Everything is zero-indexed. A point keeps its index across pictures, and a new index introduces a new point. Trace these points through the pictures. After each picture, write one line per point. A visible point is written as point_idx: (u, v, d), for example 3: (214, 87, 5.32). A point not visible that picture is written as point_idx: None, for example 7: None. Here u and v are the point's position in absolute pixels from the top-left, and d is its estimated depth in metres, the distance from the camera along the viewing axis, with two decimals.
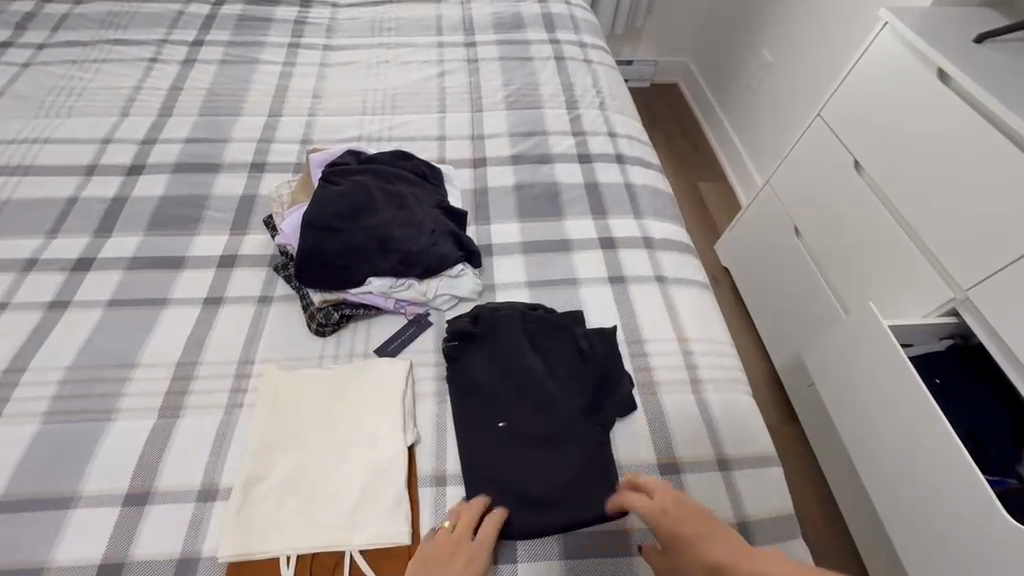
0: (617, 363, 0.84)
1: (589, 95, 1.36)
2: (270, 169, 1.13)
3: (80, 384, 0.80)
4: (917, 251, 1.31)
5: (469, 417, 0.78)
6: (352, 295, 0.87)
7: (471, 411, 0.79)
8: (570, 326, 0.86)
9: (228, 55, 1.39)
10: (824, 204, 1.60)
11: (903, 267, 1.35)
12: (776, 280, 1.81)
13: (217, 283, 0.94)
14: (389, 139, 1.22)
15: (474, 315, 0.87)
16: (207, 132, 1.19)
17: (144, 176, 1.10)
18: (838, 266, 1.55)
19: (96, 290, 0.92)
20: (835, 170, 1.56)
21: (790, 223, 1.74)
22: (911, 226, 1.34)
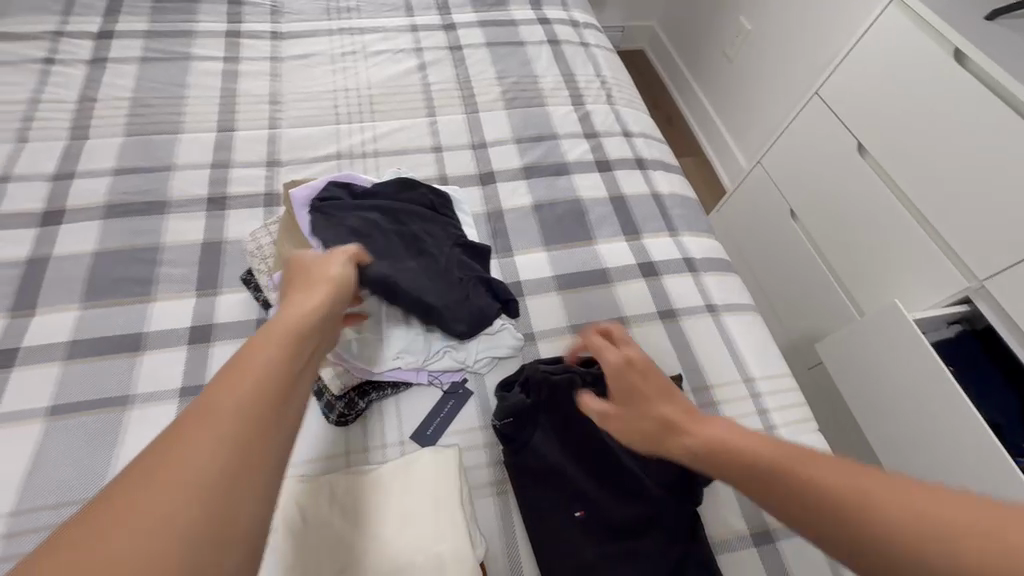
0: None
1: (595, 87, 1.21)
2: (234, 205, 0.92)
3: (30, 534, 0.61)
4: (929, 241, 1.29)
5: (539, 513, 0.67)
6: (378, 373, 0.73)
7: (541, 505, 0.67)
8: None
9: (150, 51, 1.11)
10: (824, 187, 1.55)
11: (912, 256, 1.33)
12: (774, 263, 1.77)
13: (194, 366, 0.75)
14: (376, 154, 1.02)
15: (524, 381, 0.74)
16: (141, 158, 0.95)
17: (68, 226, 0.86)
18: (841, 250, 1.53)
19: (29, 393, 0.71)
20: (836, 152, 1.51)
21: (787, 206, 1.70)
22: (921, 214, 1.31)
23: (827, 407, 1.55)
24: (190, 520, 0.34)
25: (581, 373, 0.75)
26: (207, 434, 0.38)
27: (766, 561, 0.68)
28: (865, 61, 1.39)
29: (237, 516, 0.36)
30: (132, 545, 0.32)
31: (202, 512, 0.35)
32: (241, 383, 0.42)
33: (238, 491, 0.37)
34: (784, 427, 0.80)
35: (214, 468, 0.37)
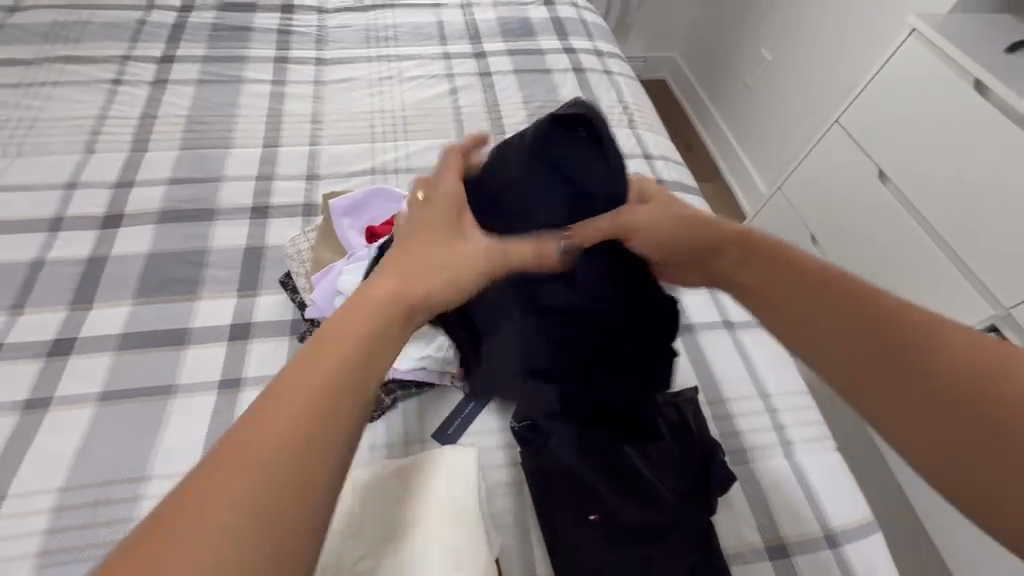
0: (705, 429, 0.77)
1: (617, 112, 1.26)
2: (275, 214, 0.98)
3: (79, 509, 0.65)
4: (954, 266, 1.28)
5: (556, 514, 0.68)
6: (405, 373, 0.76)
7: (558, 506, 0.68)
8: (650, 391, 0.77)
9: (206, 74, 1.21)
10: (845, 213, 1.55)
11: (936, 282, 1.32)
12: None
13: (233, 361, 0.80)
14: (408, 170, 1.09)
15: None
16: (194, 169, 1.03)
17: (126, 229, 0.93)
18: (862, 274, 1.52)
19: (83, 379, 0.76)
20: (857, 179, 1.52)
21: (807, 232, 1.70)
22: (944, 239, 1.30)
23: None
24: (267, 496, 0.38)
25: None
26: (290, 415, 0.42)
27: (779, 574, 0.68)
28: (884, 90, 1.42)
29: (309, 492, 0.39)
30: (224, 509, 0.37)
31: (279, 474, 0.39)
32: (326, 361, 0.45)
33: (305, 473, 0.40)
34: (800, 442, 0.80)
35: (288, 449, 0.40)
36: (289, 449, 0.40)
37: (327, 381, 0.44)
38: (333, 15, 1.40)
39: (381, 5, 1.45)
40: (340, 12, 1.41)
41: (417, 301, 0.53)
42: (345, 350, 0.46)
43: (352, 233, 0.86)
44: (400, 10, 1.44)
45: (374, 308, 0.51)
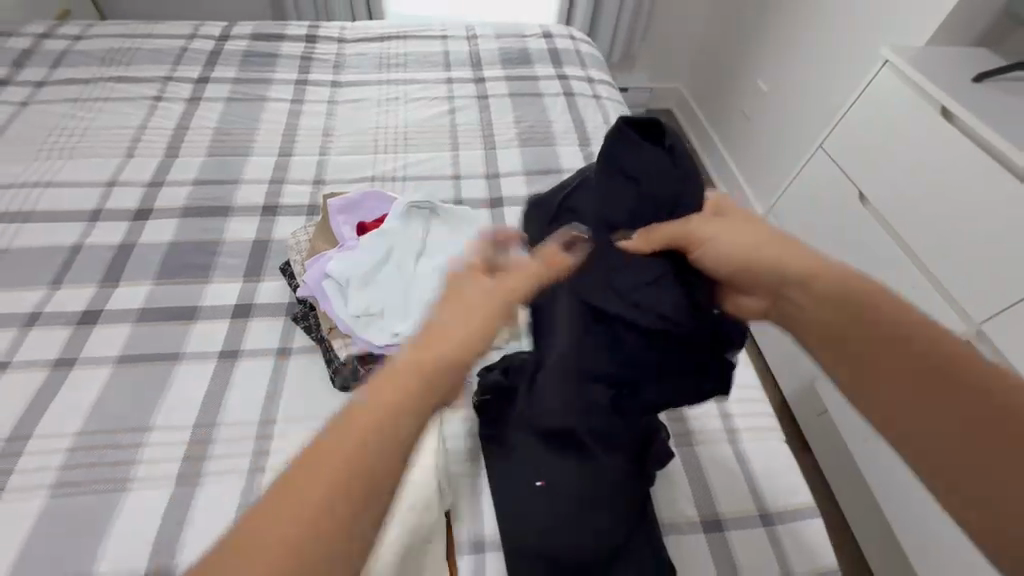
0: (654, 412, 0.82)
1: (601, 132, 1.37)
2: (283, 213, 1.10)
3: (90, 451, 0.75)
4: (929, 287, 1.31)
5: (504, 478, 0.74)
6: (379, 348, 0.83)
7: (506, 472, 0.74)
8: None
9: (235, 93, 1.37)
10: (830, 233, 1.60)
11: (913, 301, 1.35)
12: None
13: (233, 335, 0.91)
14: (404, 178, 1.20)
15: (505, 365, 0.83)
16: (216, 173, 1.16)
17: (153, 221, 1.06)
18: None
19: (105, 344, 0.88)
20: None
21: None
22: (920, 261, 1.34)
23: (833, 453, 1.53)
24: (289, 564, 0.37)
25: None
26: (324, 477, 0.40)
27: (711, 546, 0.74)
28: (861, 117, 1.48)
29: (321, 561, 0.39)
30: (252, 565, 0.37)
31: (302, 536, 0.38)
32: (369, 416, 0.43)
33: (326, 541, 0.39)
34: (744, 431, 0.85)
35: (313, 516, 0.39)
36: (320, 510, 0.39)
37: (356, 448, 0.41)
38: (351, 44, 1.57)
39: (394, 36, 1.61)
40: (358, 42, 1.58)
41: (446, 359, 0.47)
42: (394, 405, 0.44)
43: (345, 228, 0.96)
44: (411, 40, 1.60)
45: (401, 374, 0.46)
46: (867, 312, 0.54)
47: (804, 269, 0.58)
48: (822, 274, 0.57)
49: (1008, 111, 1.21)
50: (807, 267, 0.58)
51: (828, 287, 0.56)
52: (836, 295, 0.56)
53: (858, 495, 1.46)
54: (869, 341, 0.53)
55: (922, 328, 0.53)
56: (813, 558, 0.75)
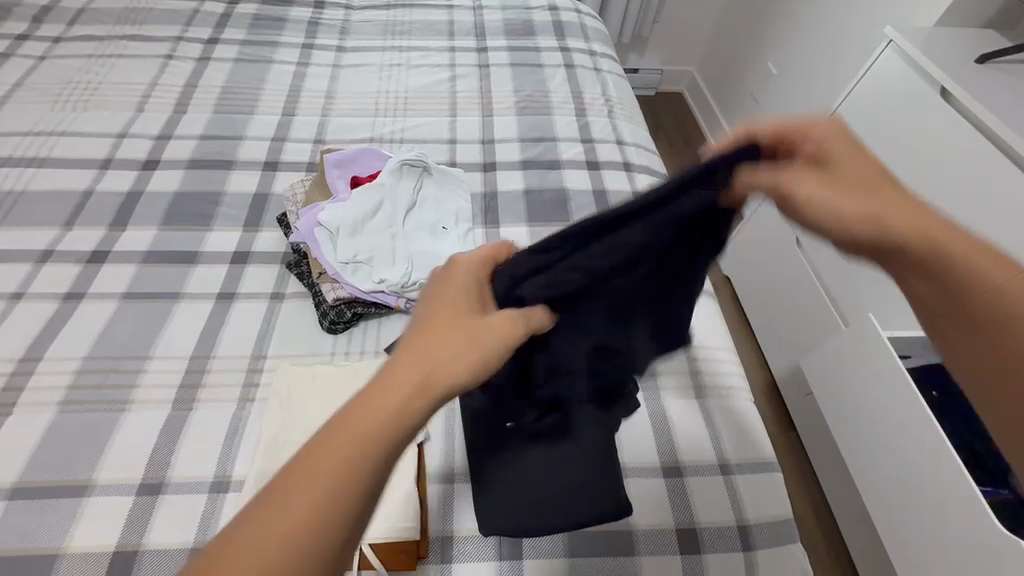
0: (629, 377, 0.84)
1: (599, 104, 1.38)
2: (283, 169, 1.15)
3: (93, 375, 0.81)
4: None
5: None
6: (364, 294, 0.88)
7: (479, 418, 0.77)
8: None
9: (242, 54, 1.40)
10: None
11: None
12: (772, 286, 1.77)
13: (230, 280, 0.96)
14: (401, 141, 1.23)
15: None
16: (220, 129, 1.21)
17: (159, 172, 1.12)
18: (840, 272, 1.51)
19: (112, 282, 0.93)
20: None
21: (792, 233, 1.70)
22: None
23: (818, 433, 1.54)
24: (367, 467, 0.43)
25: None
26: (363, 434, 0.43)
27: (670, 490, 0.77)
28: (864, 96, 1.46)
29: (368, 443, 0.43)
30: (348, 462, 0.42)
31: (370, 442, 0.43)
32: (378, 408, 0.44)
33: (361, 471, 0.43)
34: (713, 388, 0.89)
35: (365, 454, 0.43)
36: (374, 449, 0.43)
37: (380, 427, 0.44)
38: (357, 10, 1.59)
39: (400, 4, 1.63)
40: (364, 9, 1.60)
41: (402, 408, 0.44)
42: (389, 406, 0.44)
43: (339, 182, 1.01)
44: (416, 8, 1.62)
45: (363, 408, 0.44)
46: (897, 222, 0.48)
47: (818, 216, 0.49)
48: (840, 196, 0.49)
49: (1008, 91, 1.19)
50: (824, 224, 0.49)
51: (856, 214, 0.48)
52: (822, 219, 0.49)
53: (840, 477, 1.46)
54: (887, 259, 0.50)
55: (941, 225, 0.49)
56: (766, 505, 0.78)
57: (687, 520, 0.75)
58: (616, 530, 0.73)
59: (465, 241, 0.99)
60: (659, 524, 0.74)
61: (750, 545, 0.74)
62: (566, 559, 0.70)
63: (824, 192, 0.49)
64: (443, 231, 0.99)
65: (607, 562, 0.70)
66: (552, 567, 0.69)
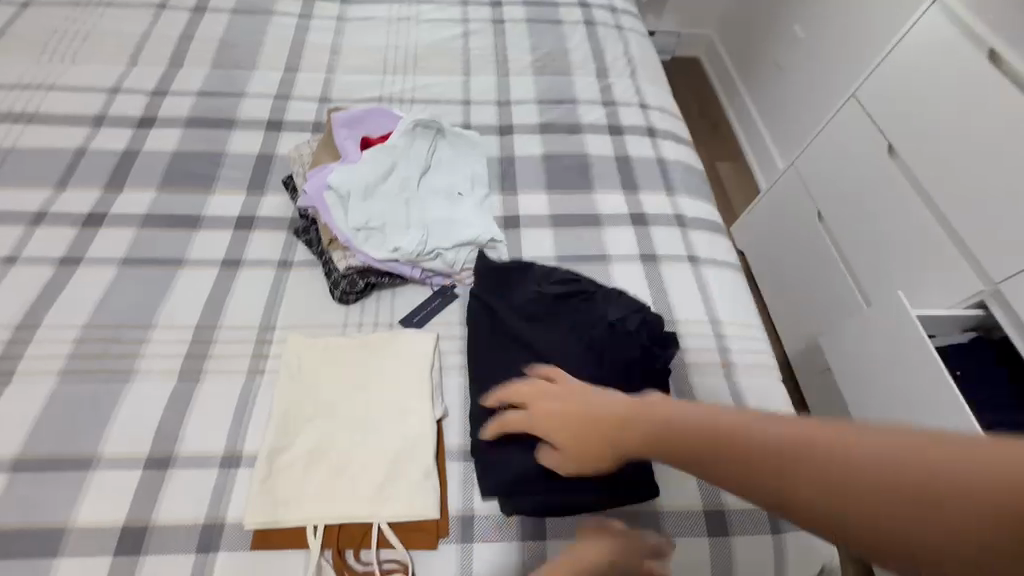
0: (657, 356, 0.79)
1: (621, 64, 1.30)
2: (287, 129, 1.08)
3: (94, 344, 0.77)
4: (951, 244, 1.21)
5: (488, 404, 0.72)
6: (378, 263, 0.83)
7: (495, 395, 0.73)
8: (605, 307, 0.79)
9: (241, 5, 1.31)
10: (848, 184, 1.47)
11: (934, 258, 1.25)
12: (789, 261, 1.70)
13: (235, 246, 0.91)
14: (412, 101, 1.16)
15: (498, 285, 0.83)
16: (220, 85, 1.14)
17: (156, 130, 1.05)
18: (865, 243, 1.42)
19: (110, 246, 0.88)
20: (863, 151, 1.44)
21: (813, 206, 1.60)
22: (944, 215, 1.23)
23: (830, 411, 1.49)
24: None
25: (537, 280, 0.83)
26: None
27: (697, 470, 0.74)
28: None
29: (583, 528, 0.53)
30: None
31: None
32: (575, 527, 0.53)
33: None
34: (741, 367, 0.85)
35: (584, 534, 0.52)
36: None
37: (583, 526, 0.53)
38: None
39: None
40: None
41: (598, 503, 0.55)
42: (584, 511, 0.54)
43: (348, 142, 0.94)
44: None
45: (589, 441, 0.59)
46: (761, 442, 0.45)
47: (830, 468, 0.41)
48: (851, 431, 0.42)
49: None
50: (838, 465, 0.40)
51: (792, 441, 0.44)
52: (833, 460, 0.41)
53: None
54: (954, 487, 0.35)
55: (1017, 447, 0.35)
56: None
57: (714, 500, 0.72)
58: (642, 512, 0.70)
59: (482, 208, 0.94)
60: (685, 504, 0.71)
61: (779, 528, 0.72)
62: None
63: (858, 437, 0.41)
64: (458, 196, 0.93)
65: None
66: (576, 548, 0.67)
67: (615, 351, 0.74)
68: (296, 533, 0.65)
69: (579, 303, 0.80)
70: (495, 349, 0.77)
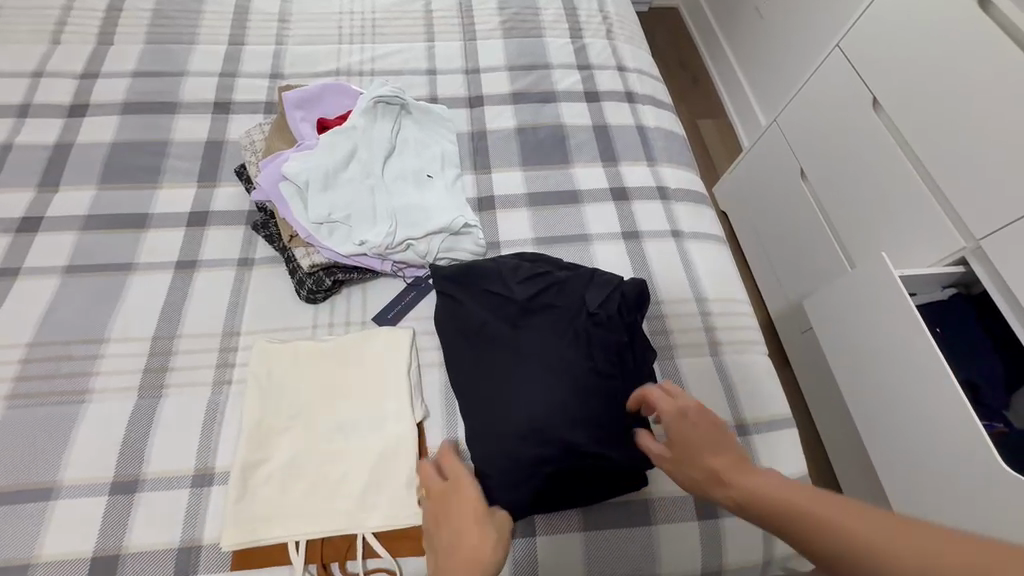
0: (639, 341, 0.76)
1: (596, 22, 1.21)
2: (237, 110, 0.99)
3: (41, 364, 0.72)
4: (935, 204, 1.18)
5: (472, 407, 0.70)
6: (344, 258, 0.78)
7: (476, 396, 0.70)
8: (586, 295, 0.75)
9: None
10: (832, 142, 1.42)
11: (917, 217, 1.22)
12: (773, 223, 1.67)
13: (189, 245, 0.84)
14: (372, 73, 1.07)
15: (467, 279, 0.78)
16: (156, 64, 1.03)
17: (90, 119, 0.95)
18: (846, 204, 1.40)
19: (50, 253, 0.81)
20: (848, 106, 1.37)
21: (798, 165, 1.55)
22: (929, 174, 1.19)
23: (813, 370, 1.51)
24: None
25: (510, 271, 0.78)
26: None
27: None
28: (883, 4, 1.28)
29: None
30: None
31: None
32: None
33: None
34: (728, 344, 0.83)
35: None
36: None
37: None
38: None
39: None
40: None
41: None
42: None
43: (304, 125, 0.87)
44: None
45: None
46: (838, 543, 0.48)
47: None
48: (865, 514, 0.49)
49: None
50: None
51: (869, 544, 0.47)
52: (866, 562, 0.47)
53: (833, 413, 1.45)
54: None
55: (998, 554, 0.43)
56: (784, 463, 0.75)
57: None
58: (632, 499, 0.70)
59: (454, 190, 0.88)
60: (676, 491, 0.71)
61: None
62: (582, 533, 0.67)
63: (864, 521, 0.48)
64: (428, 179, 0.87)
65: (623, 533, 0.68)
66: (568, 542, 0.67)
67: (602, 343, 0.71)
68: (277, 550, 0.62)
69: (559, 290, 0.76)
70: (472, 342, 0.73)
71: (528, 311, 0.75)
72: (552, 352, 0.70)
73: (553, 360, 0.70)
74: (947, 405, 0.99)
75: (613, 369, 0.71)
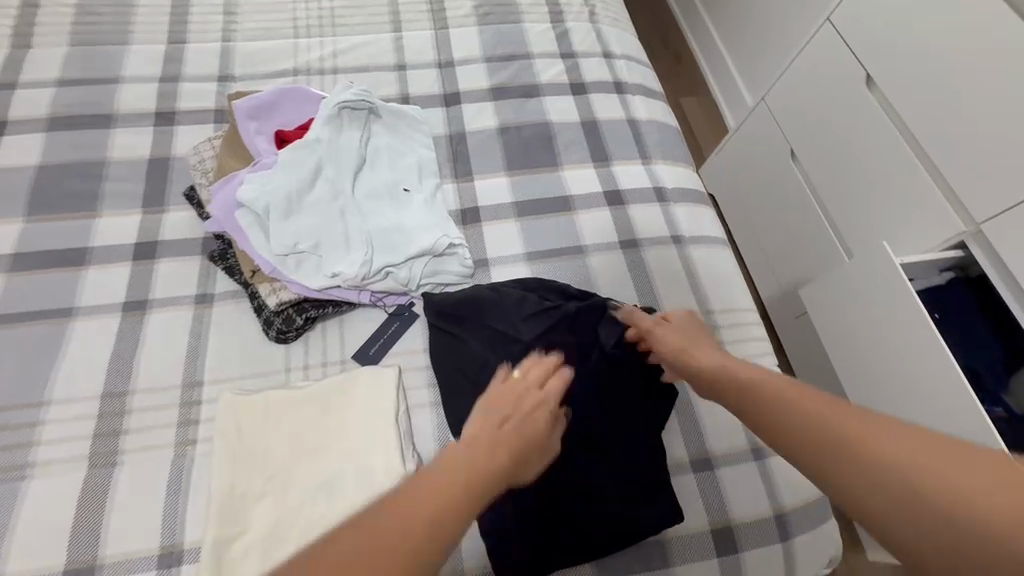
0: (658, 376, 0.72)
1: (577, 2, 1.11)
2: (183, 121, 0.88)
3: None
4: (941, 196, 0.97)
5: None
6: (316, 292, 0.70)
7: None
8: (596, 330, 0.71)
9: None
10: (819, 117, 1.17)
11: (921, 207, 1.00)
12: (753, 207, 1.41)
13: (138, 282, 0.74)
14: (335, 71, 0.96)
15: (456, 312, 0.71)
16: (84, 69, 0.90)
17: (10, 138, 0.83)
18: (832, 178, 1.16)
19: None
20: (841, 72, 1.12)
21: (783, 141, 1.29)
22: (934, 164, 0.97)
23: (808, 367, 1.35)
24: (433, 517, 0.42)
25: (508, 300, 0.72)
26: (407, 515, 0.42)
27: (700, 486, 0.69)
28: None
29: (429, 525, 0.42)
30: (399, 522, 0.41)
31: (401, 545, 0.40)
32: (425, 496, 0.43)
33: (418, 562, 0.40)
34: (737, 359, 0.78)
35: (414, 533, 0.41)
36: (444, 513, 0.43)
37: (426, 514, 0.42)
38: None
39: None
40: None
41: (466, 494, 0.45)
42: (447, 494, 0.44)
43: (259, 139, 0.77)
44: None
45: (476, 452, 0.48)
46: (875, 449, 0.44)
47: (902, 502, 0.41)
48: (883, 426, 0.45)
49: None
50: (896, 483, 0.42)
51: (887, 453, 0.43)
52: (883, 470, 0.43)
53: None
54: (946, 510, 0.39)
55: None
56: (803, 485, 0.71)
57: (721, 516, 0.68)
58: (647, 540, 0.65)
59: (435, 203, 0.80)
60: (693, 526, 0.67)
61: (788, 535, 0.68)
62: None
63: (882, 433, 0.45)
64: (405, 193, 0.78)
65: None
66: None
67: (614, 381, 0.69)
68: None
69: (570, 325, 0.71)
70: (471, 385, 0.67)
71: (533, 348, 0.69)
72: (566, 398, 0.67)
73: (567, 405, 0.68)
74: (955, 404, 0.88)
75: (633, 411, 0.69)
